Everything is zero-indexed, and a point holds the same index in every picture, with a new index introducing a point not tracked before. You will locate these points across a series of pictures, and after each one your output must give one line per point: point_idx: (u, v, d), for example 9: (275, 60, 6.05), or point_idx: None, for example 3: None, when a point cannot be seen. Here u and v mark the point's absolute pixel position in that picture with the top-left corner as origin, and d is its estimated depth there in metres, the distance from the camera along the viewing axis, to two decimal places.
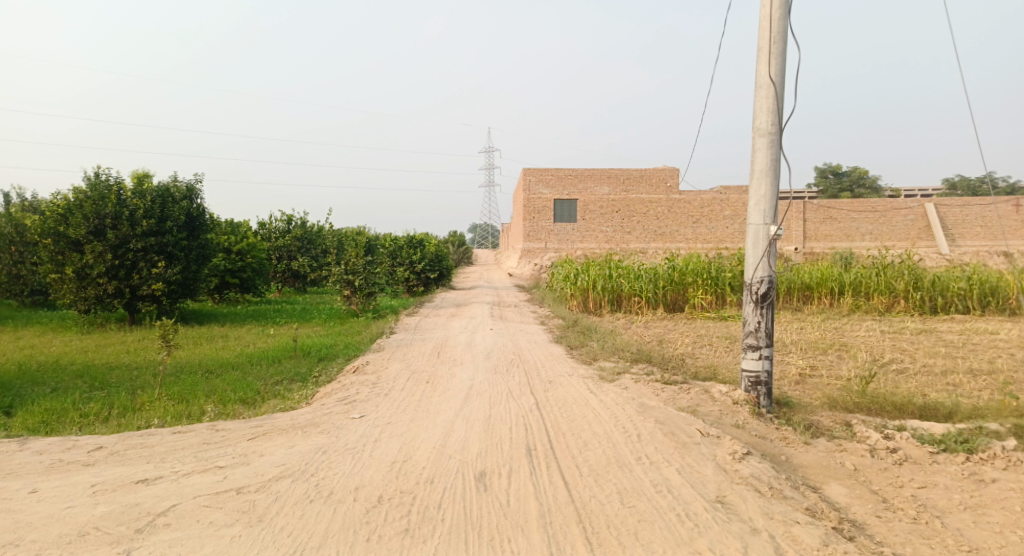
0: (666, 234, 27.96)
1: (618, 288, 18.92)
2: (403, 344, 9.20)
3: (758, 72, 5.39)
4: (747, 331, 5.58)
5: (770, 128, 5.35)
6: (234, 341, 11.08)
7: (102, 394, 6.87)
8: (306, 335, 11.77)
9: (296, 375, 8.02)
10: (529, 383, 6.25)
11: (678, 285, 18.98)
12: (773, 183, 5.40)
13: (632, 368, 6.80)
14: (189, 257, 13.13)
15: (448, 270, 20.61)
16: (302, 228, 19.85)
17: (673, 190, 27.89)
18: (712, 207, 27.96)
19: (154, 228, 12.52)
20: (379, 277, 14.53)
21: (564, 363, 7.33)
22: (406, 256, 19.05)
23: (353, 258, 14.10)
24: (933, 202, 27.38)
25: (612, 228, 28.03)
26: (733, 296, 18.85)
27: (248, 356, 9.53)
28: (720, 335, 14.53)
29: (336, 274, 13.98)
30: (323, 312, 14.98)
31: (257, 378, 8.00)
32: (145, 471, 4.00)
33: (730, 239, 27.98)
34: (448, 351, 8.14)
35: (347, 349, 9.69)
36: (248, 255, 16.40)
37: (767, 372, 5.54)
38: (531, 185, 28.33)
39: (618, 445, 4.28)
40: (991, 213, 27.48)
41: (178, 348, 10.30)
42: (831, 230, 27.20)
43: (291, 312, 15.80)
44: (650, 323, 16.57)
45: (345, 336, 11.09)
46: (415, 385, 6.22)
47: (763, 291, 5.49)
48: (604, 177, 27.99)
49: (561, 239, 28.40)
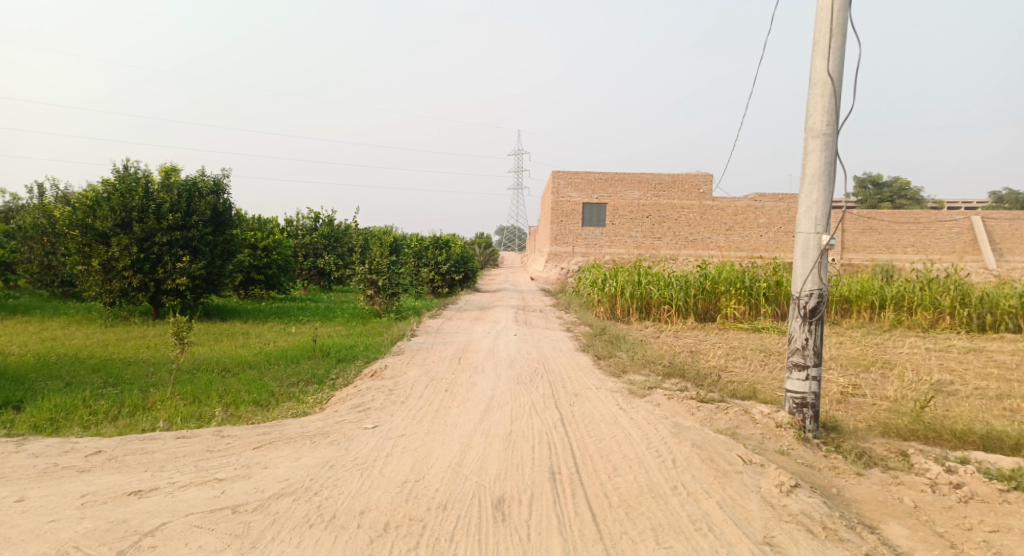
0: (698, 242, 27.36)
1: (647, 295, 18.46)
2: (424, 347, 8.91)
3: (814, 67, 4.96)
4: (793, 348, 5.15)
5: (826, 129, 4.93)
6: (255, 339, 10.90)
7: (114, 392, 6.68)
8: (328, 335, 11.56)
9: (313, 377, 7.77)
10: (554, 396, 5.89)
11: (709, 294, 18.42)
12: (827, 188, 4.97)
13: (665, 382, 6.40)
14: (214, 252, 13.04)
15: (474, 271, 20.35)
16: (329, 227, 19.78)
17: (706, 196, 27.30)
18: (746, 214, 27.29)
19: (180, 222, 12.45)
20: (403, 278, 14.29)
21: (591, 375, 6.95)
22: (432, 256, 18.82)
23: (377, 257, 13.88)
24: (980, 215, 26.31)
25: (642, 233, 27.52)
26: (766, 307, 18.26)
27: (267, 355, 9.32)
28: (754, 348, 14.00)
29: (360, 273, 13.78)
30: (346, 311, 14.80)
31: (274, 378, 7.76)
32: (140, 480, 3.74)
33: (763, 248, 27.28)
34: (470, 357, 7.82)
35: (367, 351, 9.43)
36: (273, 252, 16.31)
37: (814, 394, 5.10)
38: (560, 188, 27.95)
39: (651, 471, 3.91)
40: None
41: (198, 344, 10.14)
42: (870, 241, 26.31)
43: (315, 310, 15.65)
44: (680, 333, 16.08)
45: (366, 337, 10.85)
46: (433, 393, 5.91)
47: (812, 305, 5.06)
48: (635, 182, 27.50)
49: (589, 244, 27.97)
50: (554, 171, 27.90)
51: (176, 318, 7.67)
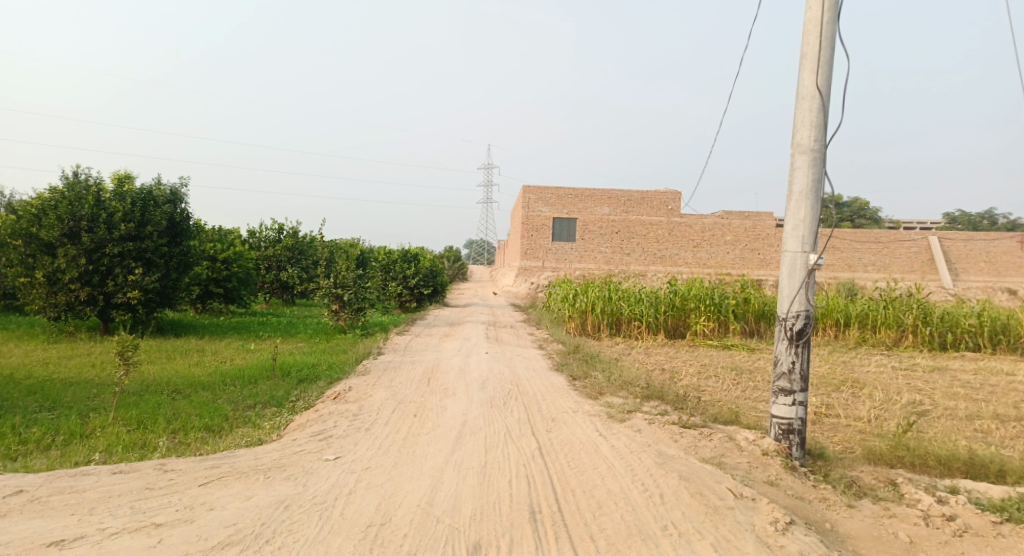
0: (666, 258, 27.43)
1: (617, 312, 18.31)
2: (390, 367, 8.51)
3: (802, 81, 4.83)
4: (779, 372, 4.92)
5: (813, 144, 4.79)
6: (211, 357, 10.35)
7: (50, 417, 6.15)
8: (289, 352, 11.05)
9: (271, 400, 7.31)
10: (529, 421, 5.56)
11: (679, 311, 18.33)
12: (815, 206, 4.79)
13: (644, 406, 6.12)
14: (169, 264, 12.43)
15: (443, 286, 19.97)
16: (294, 239, 19.23)
17: (674, 212, 27.41)
18: (713, 232, 27.47)
19: (133, 233, 11.84)
20: (370, 293, 13.86)
21: (567, 397, 6.65)
22: (399, 270, 18.38)
23: (343, 271, 13.43)
24: (937, 235, 26.86)
25: (611, 249, 27.48)
26: (735, 324, 18.26)
27: (222, 375, 8.80)
28: (724, 365, 13.89)
29: (324, 288, 13.30)
30: (309, 327, 14.27)
31: (228, 401, 7.28)
32: (65, 527, 3.32)
33: (730, 265, 27.47)
34: (440, 378, 7.46)
35: (331, 371, 8.98)
36: (233, 264, 15.73)
37: (801, 420, 4.87)
38: (530, 203, 27.79)
39: (638, 509, 3.60)
40: (995, 248, 27.04)
41: (148, 363, 9.57)
42: (833, 259, 26.70)
43: (277, 325, 15.08)
44: (651, 350, 15.93)
45: (329, 355, 10.39)
46: (401, 419, 5.54)
47: (799, 327, 4.84)
48: (604, 198, 27.47)
49: (558, 259, 27.81)
50: (523, 186, 27.73)
51: (121, 336, 7.08)
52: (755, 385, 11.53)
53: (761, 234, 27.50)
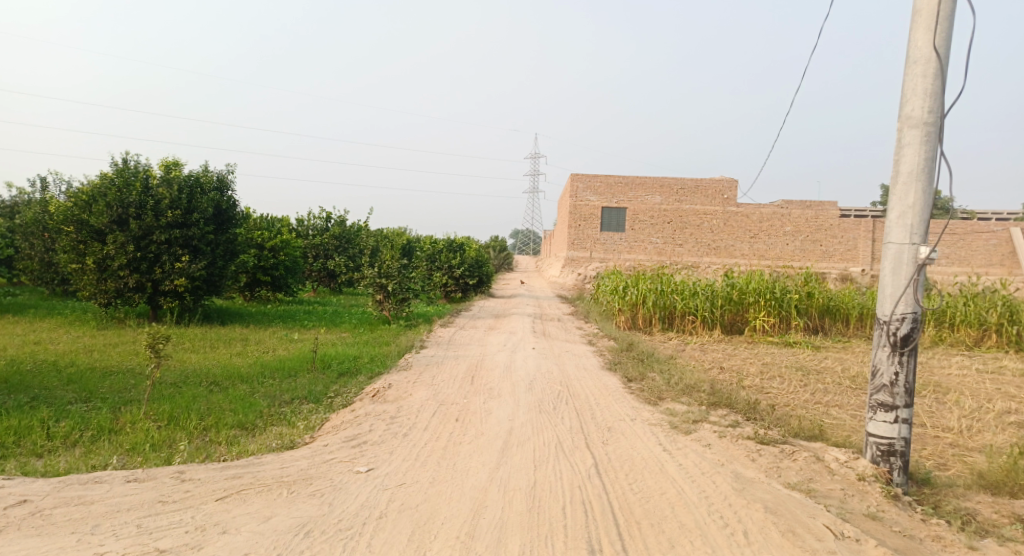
0: (721, 249, 26.37)
1: (671, 305, 17.52)
2: (433, 361, 8.04)
3: (915, 42, 4.10)
4: (878, 384, 4.25)
5: (928, 116, 4.06)
6: (255, 346, 10.12)
7: (80, 410, 5.87)
8: (331, 343, 10.75)
9: (308, 395, 6.92)
10: (583, 430, 5.02)
11: (737, 305, 17.43)
12: (927, 189, 4.08)
13: (712, 416, 5.49)
14: (216, 251, 12.28)
15: (489, 276, 19.52)
16: (340, 227, 19.07)
17: (730, 202, 26.27)
18: (772, 222, 26.24)
19: (180, 220, 11.68)
20: (415, 283, 13.49)
21: (624, 402, 6.06)
22: (445, 260, 18.00)
23: (388, 260, 13.09)
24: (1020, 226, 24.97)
25: (663, 240, 26.55)
26: (798, 320, 17.25)
27: (262, 366, 8.48)
28: (787, 365, 13.02)
29: (368, 277, 13.01)
30: (354, 317, 13.99)
31: (265, 396, 6.91)
32: (62, 548, 2.94)
33: (790, 257, 26.21)
34: (485, 376, 6.96)
35: (373, 364, 8.57)
36: (281, 252, 15.60)
37: (904, 441, 4.19)
38: (579, 191, 27.03)
39: (718, 550, 3.03)
40: None
41: (191, 352, 9.37)
42: None
43: (322, 314, 14.88)
44: (706, 346, 15.13)
45: (371, 347, 10.02)
46: (442, 423, 5.08)
47: (903, 332, 4.15)
48: (656, 186, 26.50)
49: (608, 250, 27.02)
50: (572, 174, 26.98)
51: (154, 327, 6.68)
52: (823, 388, 10.67)
53: (824, 224, 26.14)
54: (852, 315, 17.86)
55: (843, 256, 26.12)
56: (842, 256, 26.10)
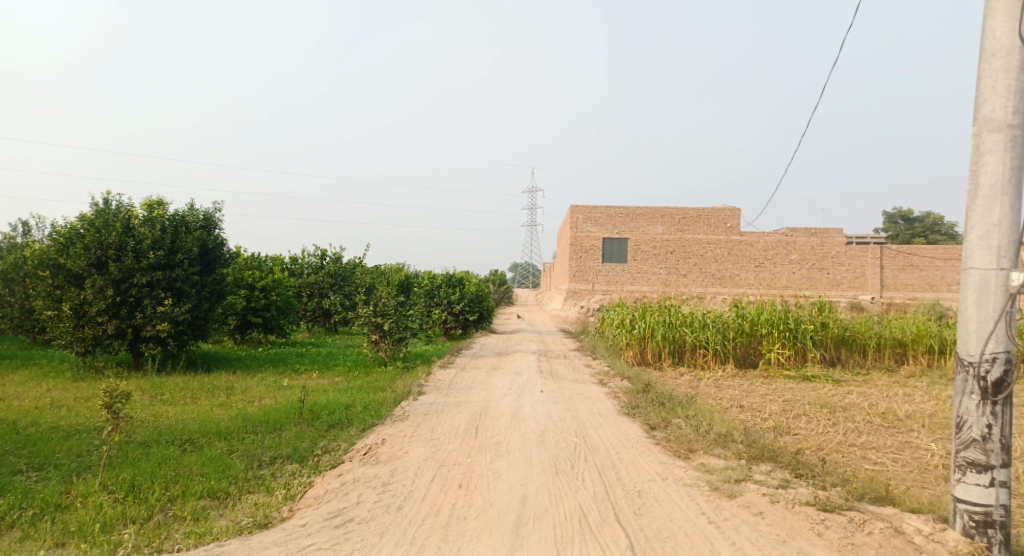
0: (726, 279, 25.75)
1: (680, 339, 16.80)
2: (433, 410, 7.29)
3: (991, 33, 3.52)
4: (967, 439, 3.52)
5: (1012, 118, 3.44)
6: (241, 395, 9.37)
7: (26, 481, 5.11)
8: (323, 390, 10.00)
9: (293, 454, 6.17)
10: (608, 496, 4.29)
11: (749, 337, 16.72)
12: (1015, 204, 3.43)
13: (756, 473, 4.74)
14: (201, 293, 11.57)
15: (490, 312, 18.83)
16: (336, 265, 18.46)
17: (733, 231, 25.72)
18: (777, 251, 25.67)
19: (163, 261, 11.00)
20: (413, 321, 12.79)
21: (651, 456, 5.31)
22: (444, 296, 17.33)
23: (384, 297, 12.44)
24: None
25: (667, 271, 25.92)
26: (814, 351, 16.53)
27: (245, 419, 7.71)
28: (810, 401, 12.26)
29: (363, 316, 12.32)
30: (349, 358, 13.27)
31: (243, 455, 6.17)
32: None
33: (797, 286, 25.58)
34: (491, 427, 6.21)
35: (366, 414, 7.81)
36: (272, 292, 14.93)
37: (1004, 508, 3.45)
38: (579, 223, 26.47)
39: None
40: None
41: (169, 405, 8.61)
42: (912, 278, 25.70)
43: (315, 357, 14.13)
44: (721, 382, 14.37)
45: (365, 394, 9.27)
46: (442, 490, 4.33)
47: (996, 375, 3.44)
48: (658, 216, 25.96)
49: (610, 282, 26.34)
50: (572, 205, 26.46)
51: (112, 382, 5.84)
52: (852, 427, 9.91)
53: (830, 252, 25.60)
54: (868, 345, 17.17)
55: (851, 284, 25.55)
56: (850, 284, 25.52)
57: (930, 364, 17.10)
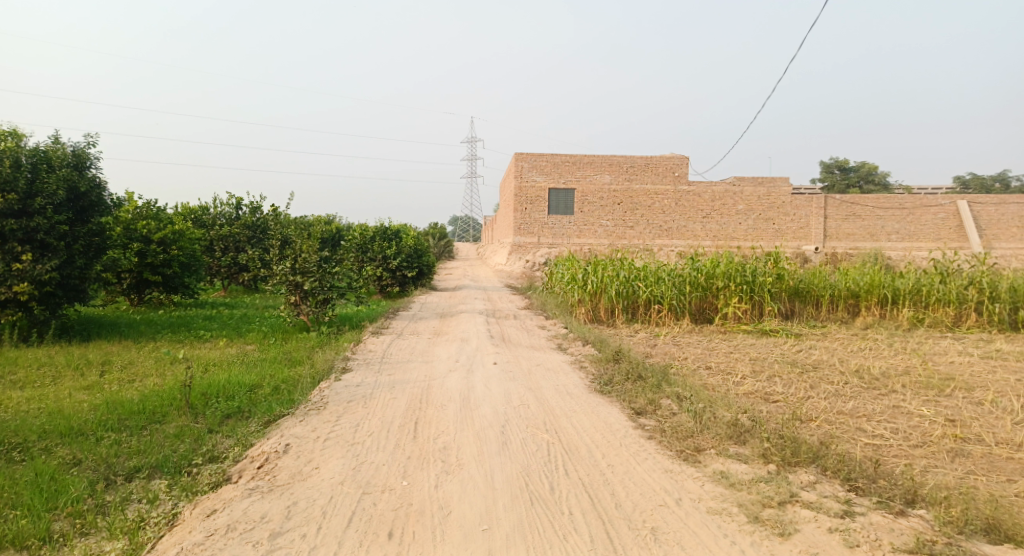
0: (673, 230, 24.87)
1: (633, 294, 15.71)
2: (359, 393, 5.76)
3: None
4: None
5: None
6: (120, 373, 7.59)
7: None
8: (225, 365, 8.32)
9: (163, 463, 4.60)
10: (613, 543, 2.94)
11: (705, 292, 15.75)
12: None
13: (803, 489, 3.50)
14: (73, 246, 9.50)
15: (429, 267, 17.23)
16: (254, 216, 16.44)
17: (681, 179, 24.65)
18: (724, 200, 24.82)
19: (17, 207, 8.91)
20: (340, 279, 11.10)
21: (651, 463, 3.95)
22: (378, 249, 15.60)
23: (304, 252, 10.66)
24: (962, 200, 25.34)
25: (613, 222, 24.80)
26: (771, 305, 15.72)
27: (110, 406, 5.99)
28: (779, 361, 11.33)
29: (279, 274, 10.55)
30: (265, 323, 11.51)
31: (88, 468, 4.52)
32: None
33: (743, 237, 24.90)
34: (436, 421, 4.75)
35: (275, 397, 6.20)
36: (173, 246, 12.91)
37: None
38: (523, 171, 24.84)
39: None
40: None
41: (21, 390, 6.82)
42: (854, 229, 25.43)
43: (226, 320, 12.29)
44: (679, 341, 13.36)
45: (278, 369, 7.64)
46: (363, 546, 2.87)
47: None
48: (605, 165, 24.64)
49: (555, 234, 25.02)
50: (515, 153, 24.79)
51: None
52: (833, 390, 8.93)
53: (776, 202, 24.96)
54: (823, 298, 16.51)
55: (795, 234, 25.12)
56: (795, 234, 25.08)
57: (883, 315, 16.56)
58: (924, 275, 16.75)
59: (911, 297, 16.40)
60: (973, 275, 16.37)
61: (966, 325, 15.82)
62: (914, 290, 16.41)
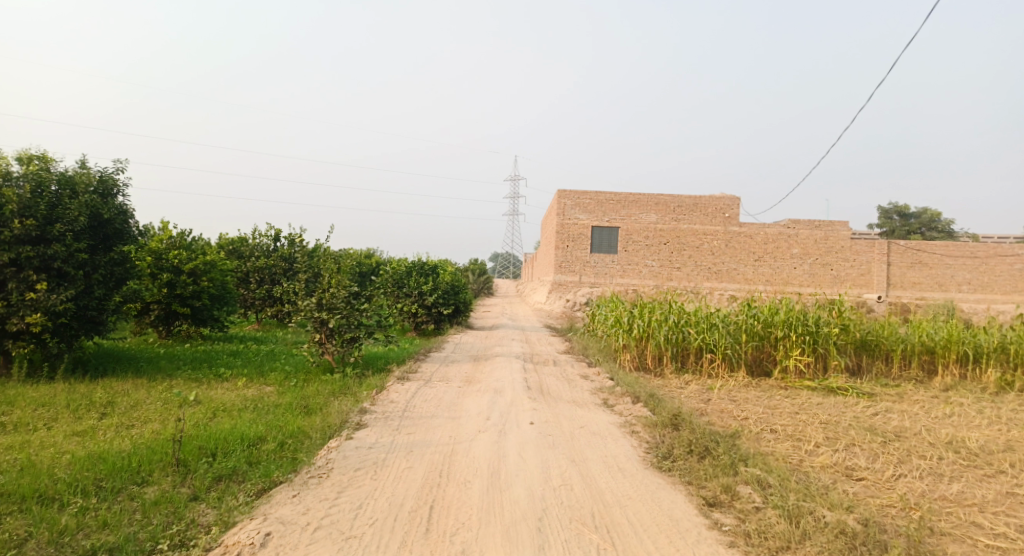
0: (724, 274, 23.61)
1: (684, 341, 14.56)
2: (370, 459, 4.88)
3: None
4: None
5: None
6: (121, 417, 6.86)
7: None
8: (238, 409, 7.54)
9: (124, 547, 3.77)
10: None
11: (762, 341, 14.50)
12: None
13: None
14: (91, 275, 8.95)
15: (466, 304, 16.40)
16: (291, 248, 15.96)
17: (733, 221, 23.49)
18: (779, 244, 23.53)
19: (35, 233, 8.41)
20: (370, 317, 10.33)
21: None
22: (414, 285, 14.86)
23: (331, 287, 9.95)
24: None
25: (661, 263, 23.69)
26: (837, 359, 14.34)
27: (90, 459, 5.21)
28: (854, 425, 10.06)
29: (304, 309, 9.83)
30: (289, 361, 10.78)
31: (32, 551, 3.71)
32: None
33: (800, 283, 23.48)
34: (457, 506, 3.86)
35: (277, 457, 5.36)
36: (202, 277, 12.38)
37: None
38: (566, 209, 24.03)
39: None
40: None
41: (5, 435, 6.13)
42: (920, 277, 23.75)
43: (251, 356, 11.63)
44: (735, 396, 12.16)
45: (291, 418, 6.80)
46: None
47: None
48: (652, 204, 23.66)
49: (599, 274, 24.02)
50: (559, 189, 24.02)
51: None
52: (927, 469, 7.70)
53: (835, 247, 23.53)
54: (894, 352, 15.05)
55: (856, 282, 23.58)
56: (855, 282, 23.55)
57: (962, 374, 14.98)
58: (1009, 331, 15.14)
59: (995, 356, 14.81)
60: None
61: None
62: (998, 348, 14.82)
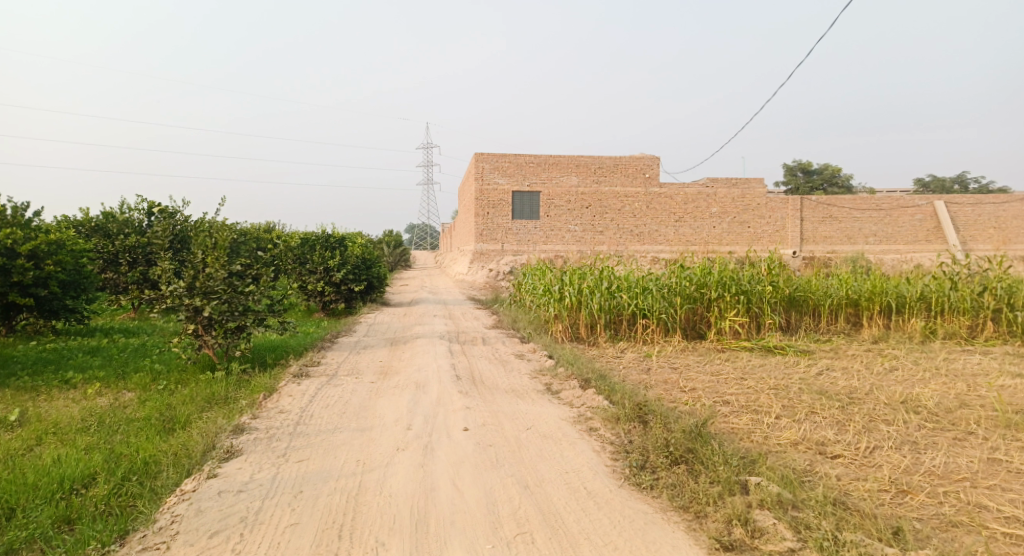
0: (646, 235, 22.94)
1: (616, 307, 13.57)
2: (234, 514, 3.41)
3: None
4: None
5: None
6: None
7: None
8: (74, 430, 5.77)
9: None
10: None
11: (696, 304, 13.68)
12: None
13: None
14: None
15: (380, 279, 14.77)
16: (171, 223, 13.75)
17: (652, 181, 22.76)
18: (698, 203, 23.03)
19: None
20: (259, 300, 8.59)
21: None
22: (317, 260, 13.07)
23: (206, 265, 8.11)
24: (941, 200, 24.08)
25: (582, 227, 22.75)
26: (771, 318, 13.76)
27: None
28: (807, 390, 9.29)
29: (171, 296, 7.98)
30: (162, 359, 8.93)
31: None
32: None
33: (720, 241, 23.12)
34: None
35: (104, 516, 3.77)
36: (48, 261, 10.20)
37: None
38: (483, 173, 22.54)
39: None
40: (1005, 213, 24.39)
41: None
42: (832, 231, 23.93)
43: (116, 353, 9.66)
44: (676, 363, 11.27)
45: (144, 441, 5.14)
46: None
47: None
48: (571, 165, 22.56)
49: (520, 241, 22.79)
50: (474, 152, 22.50)
51: None
52: (902, 438, 6.89)
53: (751, 204, 23.26)
54: (823, 308, 14.66)
55: (772, 238, 23.48)
56: (771, 238, 23.45)
57: (889, 326, 14.79)
58: (932, 281, 14.99)
59: (919, 306, 14.65)
60: (987, 279, 14.61)
61: (983, 337, 14.09)
62: (922, 298, 14.64)
